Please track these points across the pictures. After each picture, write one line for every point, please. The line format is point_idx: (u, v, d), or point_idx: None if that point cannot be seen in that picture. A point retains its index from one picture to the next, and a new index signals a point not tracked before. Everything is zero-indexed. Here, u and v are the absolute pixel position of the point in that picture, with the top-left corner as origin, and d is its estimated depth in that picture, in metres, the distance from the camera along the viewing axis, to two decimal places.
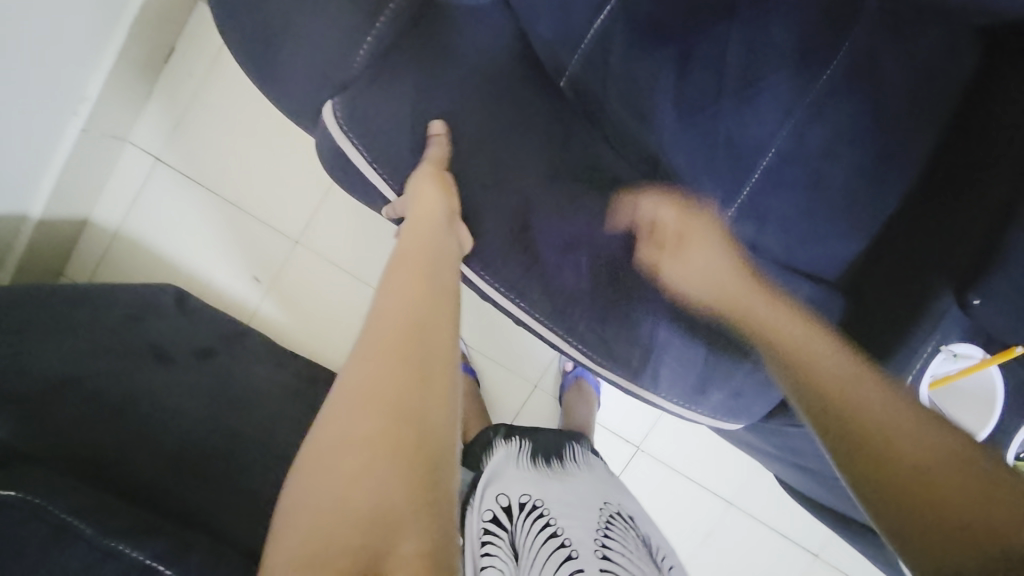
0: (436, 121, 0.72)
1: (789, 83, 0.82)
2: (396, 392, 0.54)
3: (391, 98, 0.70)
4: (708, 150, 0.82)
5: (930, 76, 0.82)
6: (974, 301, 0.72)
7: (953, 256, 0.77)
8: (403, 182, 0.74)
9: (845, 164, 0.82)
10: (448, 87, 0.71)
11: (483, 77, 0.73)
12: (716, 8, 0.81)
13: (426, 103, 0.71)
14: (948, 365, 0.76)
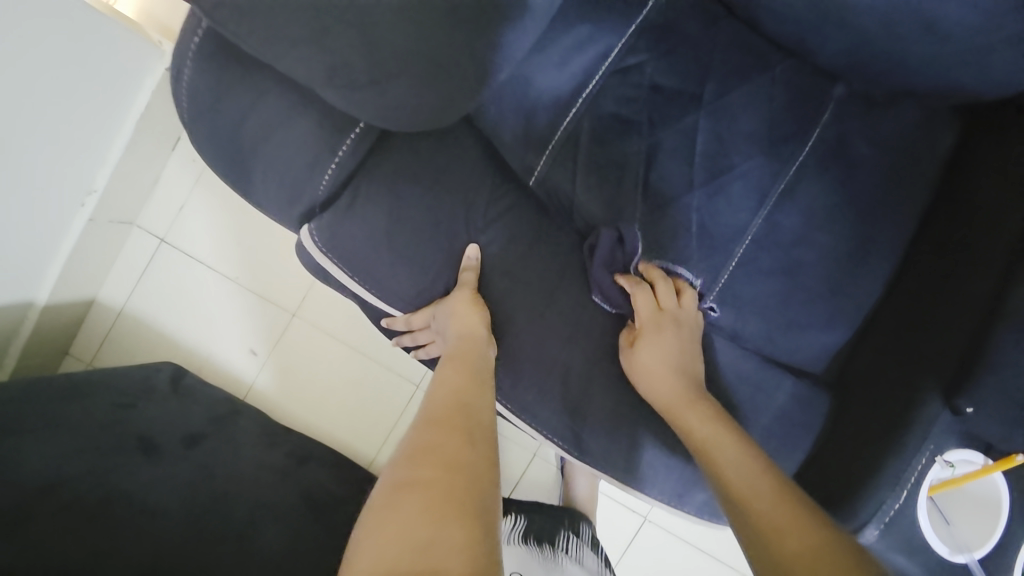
0: (404, 233, 0.74)
1: (764, 169, 0.81)
2: (455, 449, 0.55)
3: (360, 217, 0.73)
4: (681, 239, 0.81)
5: (907, 161, 0.81)
6: (967, 409, 0.69)
7: (940, 355, 0.73)
8: (375, 285, 0.76)
9: (821, 251, 0.80)
10: (414, 201, 0.74)
11: (445, 187, 0.76)
12: (682, 101, 0.81)
13: (397, 218, 0.74)
14: (948, 475, 0.71)
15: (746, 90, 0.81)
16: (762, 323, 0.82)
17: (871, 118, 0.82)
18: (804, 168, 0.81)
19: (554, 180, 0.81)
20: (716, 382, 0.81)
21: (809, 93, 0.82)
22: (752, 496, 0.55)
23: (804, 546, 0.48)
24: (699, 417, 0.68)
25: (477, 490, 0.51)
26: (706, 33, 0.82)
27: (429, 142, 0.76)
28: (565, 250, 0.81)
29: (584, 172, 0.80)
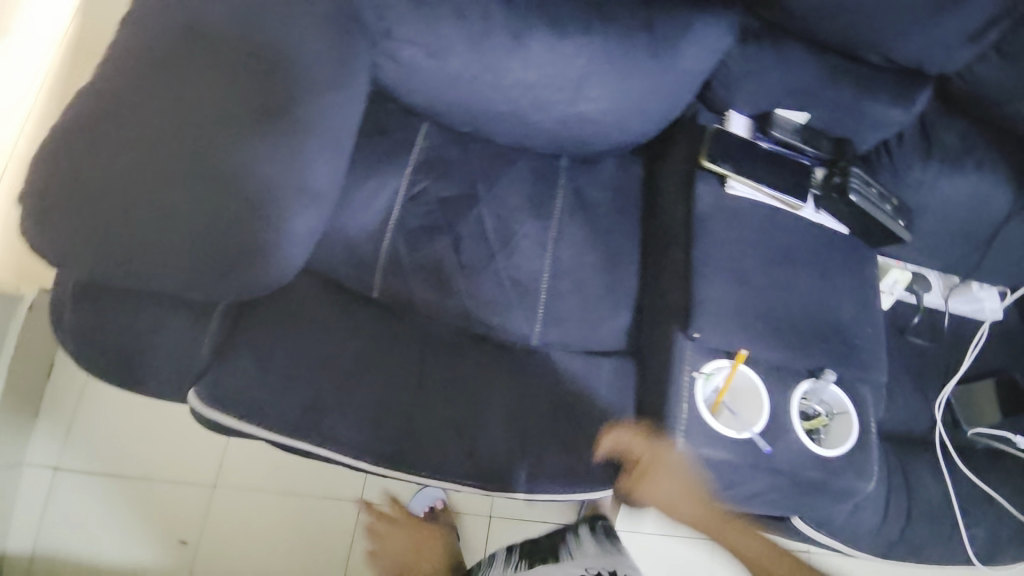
0: (277, 364, 0.92)
1: (537, 227, 1.14)
2: None
3: (238, 367, 0.90)
4: (500, 293, 1.09)
5: (623, 191, 1.19)
6: (695, 334, 0.98)
7: (672, 311, 1.02)
8: (261, 416, 0.89)
9: (595, 266, 1.13)
10: (280, 341, 0.94)
11: (304, 321, 0.96)
12: (464, 201, 1.12)
13: (268, 357, 0.92)
14: (715, 382, 0.99)
15: (504, 181, 1.16)
16: (581, 329, 1.10)
17: (591, 172, 1.20)
18: (562, 216, 1.15)
19: (393, 284, 1.04)
20: (565, 384, 1.05)
21: (545, 169, 1.19)
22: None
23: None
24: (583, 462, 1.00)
25: None
26: (464, 153, 1.15)
27: (287, 293, 0.97)
28: (419, 332, 1.03)
29: (414, 273, 1.06)
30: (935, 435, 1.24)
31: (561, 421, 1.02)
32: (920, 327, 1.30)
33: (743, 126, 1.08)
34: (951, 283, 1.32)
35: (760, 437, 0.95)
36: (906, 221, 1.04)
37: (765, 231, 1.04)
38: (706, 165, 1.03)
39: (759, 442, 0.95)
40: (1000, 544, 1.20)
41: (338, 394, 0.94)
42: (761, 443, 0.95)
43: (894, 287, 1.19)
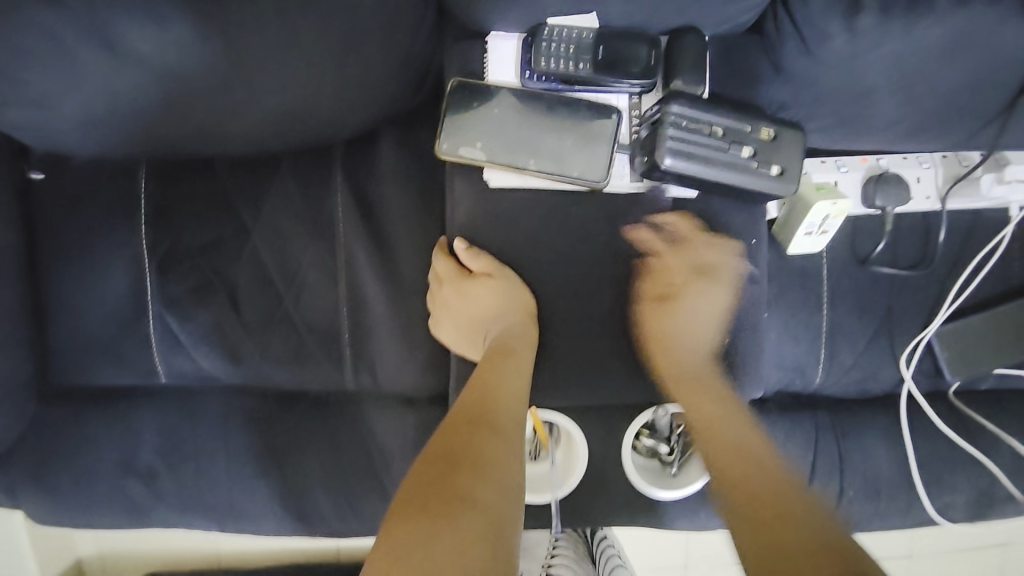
0: (87, 472, 0.93)
1: (320, 252, 0.93)
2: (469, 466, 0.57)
3: (48, 485, 0.92)
4: (294, 341, 0.94)
5: (413, 172, 0.88)
6: None
7: None
8: (95, 518, 0.95)
9: (390, 287, 0.89)
10: (81, 451, 0.93)
11: (99, 424, 0.93)
12: (228, 243, 0.94)
13: (74, 468, 0.92)
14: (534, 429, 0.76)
15: (269, 203, 0.93)
16: (392, 370, 0.90)
17: (367, 158, 0.90)
18: (343, 229, 0.92)
19: (175, 360, 0.94)
20: (382, 432, 0.92)
21: (312, 171, 0.92)
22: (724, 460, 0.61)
23: (798, 524, 0.53)
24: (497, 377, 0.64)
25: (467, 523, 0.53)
26: (211, 182, 0.93)
27: (74, 404, 0.94)
28: (220, 408, 0.95)
29: (194, 347, 0.94)
30: (906, 392, 0.93)
31: (383, 472, 0.92)
32: (893, 249, 0.90)
33: (510, 57, 0.66)
34: (957, 171, 0.84)
35: (558, 507, 0.77)
36: (791, 159, 0.64)
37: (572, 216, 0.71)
38: (445, 159, 0.66)
39: (555, 512, 0.77)
40: (995, 506, 0.94)
41: (151, 487, 0.93)
42: (556, 516, 0.77)
43: (827, 222, 0.79)
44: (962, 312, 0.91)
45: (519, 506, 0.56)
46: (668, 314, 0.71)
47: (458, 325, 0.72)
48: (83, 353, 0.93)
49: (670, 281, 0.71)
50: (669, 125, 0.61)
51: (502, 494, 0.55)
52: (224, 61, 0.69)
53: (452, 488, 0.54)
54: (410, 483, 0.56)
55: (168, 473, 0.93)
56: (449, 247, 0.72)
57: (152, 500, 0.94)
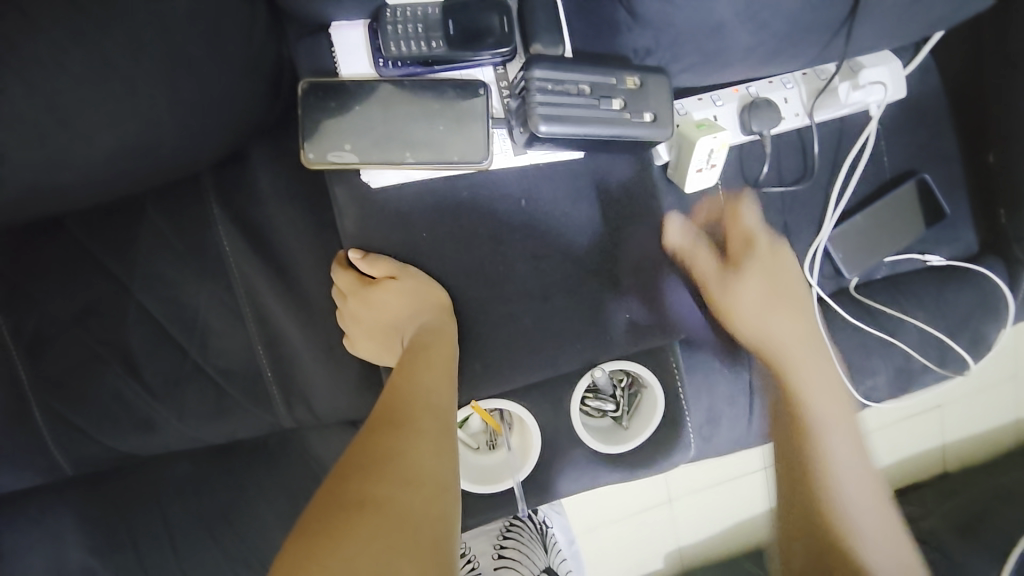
0: None
1: (218, 293, 0.85)
2: (388, 457, 0.50)
3: None
4: (210, 392, 0.87)
5: (295, 187, 0.82)
6: None
7: None
8: None
9: (300, 313, 0.84)
10: None
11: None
12: (106, 305, 0.84)
13: None
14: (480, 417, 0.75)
15: (145, 254, 0.84)
16: (326, 397, 0.86)
17: (243, 182, 0.83)
18: (235, 263, 0.85)
19: (77, 445, 0.85)
20: (327, 463, 0.87)
21: (185, 207, 0.84)
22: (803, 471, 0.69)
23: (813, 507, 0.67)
24: (414, 376, 0.59)
25: (396, 519, 0.45)
26: (69, 245, 0.83)
27: None
28: (148, 485, 0.87)
29: (99, 428, 0.85)
30: (816, 296, 0.99)
31: None
32: (779, 168, 0.95)
33: (359, 47, 0.62)
34: (817, 84, 0.89)
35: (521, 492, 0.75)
36: (661, 104, 0.66)
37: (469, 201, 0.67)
38: (317, 169, 0.62)
39: (518, 495, 0.76)
40: (911, 377, 1.04)
41: None
42: (521, 500, 0.76)
43: (713, 156, 0.80)
44: (848, 213, 0.99)
45: (447, 495, 0.49)
46: (738, 291, 0.77)
47: (373, 336, 0.69)
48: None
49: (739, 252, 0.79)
50: (536, 91, 0.61)
51: (429, 481, 0.49)
52: (31, 108, 0.60)
53: (363, 492, 0.47)
54: (317, 502, 0.47)
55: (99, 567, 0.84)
56: (346, 259, 0.68)
57: None
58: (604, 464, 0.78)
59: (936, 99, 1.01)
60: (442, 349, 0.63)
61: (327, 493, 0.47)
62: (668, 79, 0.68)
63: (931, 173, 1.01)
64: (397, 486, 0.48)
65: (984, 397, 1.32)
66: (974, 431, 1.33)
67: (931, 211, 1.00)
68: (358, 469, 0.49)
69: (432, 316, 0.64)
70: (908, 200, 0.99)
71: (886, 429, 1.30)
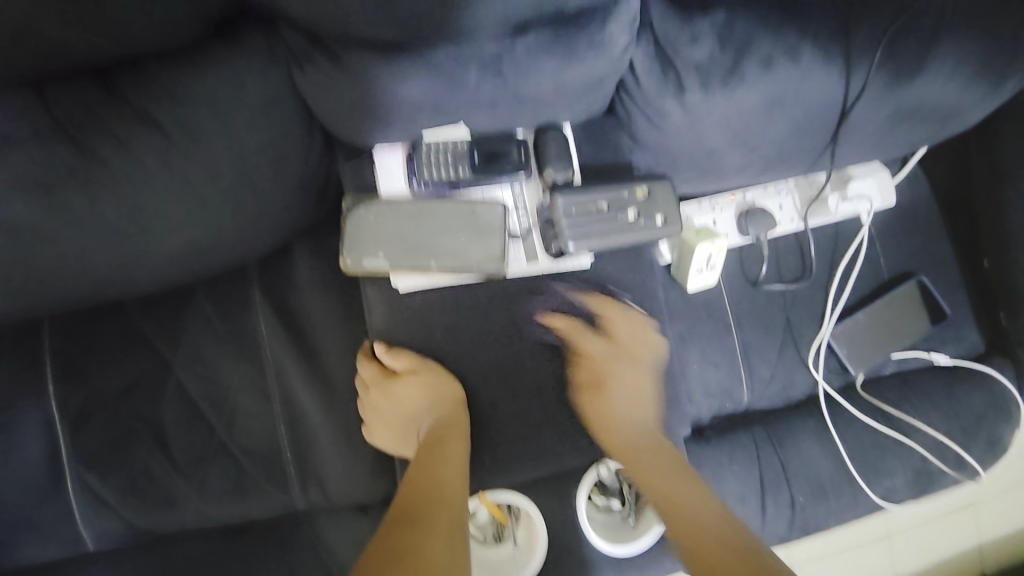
0: None
1: (249, 373, 0.91)
2: (406, 553, 0.53)
3: None
4: (228, 470, 0.90)
5: (330, 280, 0.90)
6: None
7: None
8: None
9: (324, 397, 0.89)
10: None
11: None
12: (145, 381, 0.90)
13: None
14: (491, 509, 0.74)
15: (188, 333, 0.92)
16: (341, 481, 0.88)
17: (283, 272, 0.92)
18: (268, 347, 0.91)
19: (98, 517, 0.87)
20: (336, 549, 0.88)
21: (229, 294, 0.92)
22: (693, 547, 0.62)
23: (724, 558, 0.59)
24: (432, 472, 0.63)
25: None
26: (122, 324, 0.91)
27: None
28: (159, 562, 0.88)
29: (121, 502, 0.88)
30: (824, 392, 1.01)
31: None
32: (778, 267, 1.01)
33: (397, 169, 0.72)
34: (809, 194, 0.98)
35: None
36: (669, 207, 0.71)
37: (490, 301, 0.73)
38: (352, 273, 0.70)
39: None
40: (930, 479, 1.02)
41: None
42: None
43: (712, 259, 0.87)
44: (849, 310, 1.02)
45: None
46: (608, 401, 0.74)
47: (390, 424, 0.73)
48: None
49: (604, 359, 0.75)
50: (558, 209, 0.68)
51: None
52: (114, 216, 0.70)
53: None
54: None
55: None
56: (371, 351, 0.74)
57: None
58: (613, 562, 0.78)
59: (926, 207, 1.08)
60: (457, 442, 0.66)
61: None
62: (671, 183, 0.73)
63: (929, 274, 1.06)
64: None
65: (1010, 498, 1.31)
66: (1004, 533, 1.31)
67: (931, 311, 1.03)
68: (378, 564, 0.52)
69: (449, 408, 0.69)
70: (908, 300, 1.03)
71: (912, 529, 1.27)
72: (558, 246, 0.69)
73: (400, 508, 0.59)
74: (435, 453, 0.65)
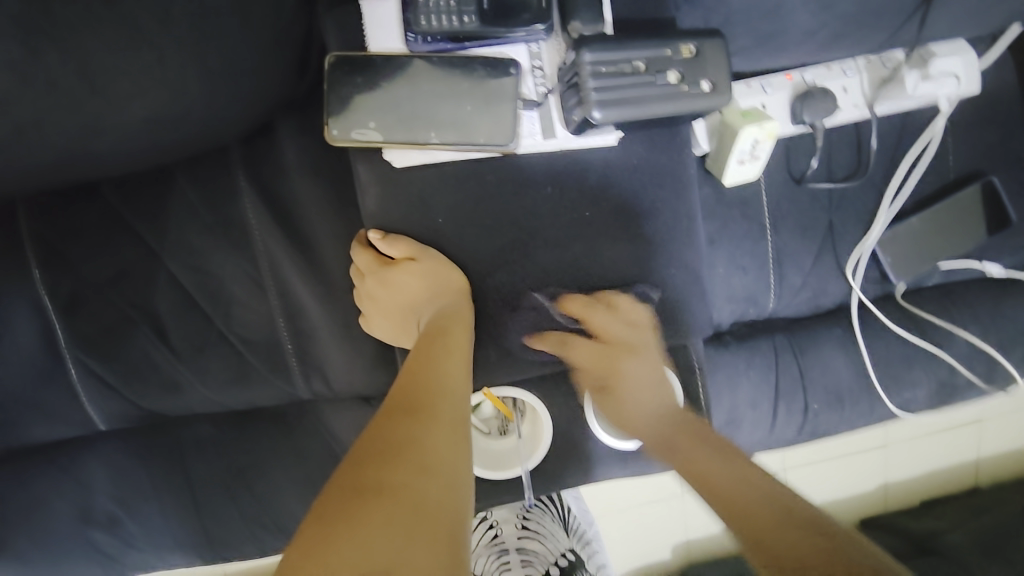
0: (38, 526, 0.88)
1: (242, 263, 0.86)
2: (405, 443, 0.49)
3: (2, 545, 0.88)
4: (230, 358, 0.89)
5: (320, 161, 0.81)
6: None
7: None
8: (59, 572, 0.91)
9: (320, 289, 0.84)
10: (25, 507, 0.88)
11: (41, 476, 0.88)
12: (137, 268, 0.86)
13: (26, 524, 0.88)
14: (498, 401, 0.73)
15: (173, 218, 0.85)
16: (343, 372, 0.86)
17: (270, 153, 0.82)
18: (259, 235, 0.85)
19: (107, 398, 0.89)
20: (341, 435, 0.89)
21: (213, 176, 0.84)
22: (724, 503, 0.53)
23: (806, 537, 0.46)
24: (434, 363, 0.58)
25: (409, 504, 0.44)
26: (101, 207, 0.85)
27: (14, 467, 0.88)
28: (173, 443, 0.91)
29: (128, 387, 0.88)
30: (857, 300, 0.94)
31: None
32: (829, 163, 0.89)
33: (390, 20, 0.60)
34: (881, 73, 0.82)
35: (532, 480, 0.74)
36: (718, 70, 0.59)
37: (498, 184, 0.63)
38: (340, 146, 0.60)
39: (529, 483, 0.74)
40: (953, 393, 0.97)
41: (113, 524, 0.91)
42: (529, 488, 0.75)
43: (758, 148, 0.75)
44: (901, 215, 0.91)
45: (461, 489, 0.48)
46: (618, 403, 0.69)
47: (390, 317, 0.68)
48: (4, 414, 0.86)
49: (616, 339, 0.67)
50: (586, 70, 0.56)
51: (445, 472, 0.48)
52: (62, 72, 0.60)
53: (378, 477, 0.46)
54: (334, 483, 0.47)
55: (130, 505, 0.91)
56: (366, 238, 0.66)
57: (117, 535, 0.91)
58: (618, 458, 0.77)
59: (1015, 94, 0.92)
60: (461, 336, 0.61)
61: (342, 480, 0.46)
62: (725, 40, 0.60)
63: (1001, 175, 0.93)
64: (412, 471, 0.47)
65: (1015, 416, 1.29)
66: (1003, 448, 1.31)
67: (994, 218, 0.91)
68: (375, 451, 0.48)
69: (452, 300, 0.63)
70: (970, 205, 0.91)
71: (910, 440, 1.28)
72: (582, 116, 0.58)
73: (399, 398, 0.55)
74: (438, 345, 0.60)
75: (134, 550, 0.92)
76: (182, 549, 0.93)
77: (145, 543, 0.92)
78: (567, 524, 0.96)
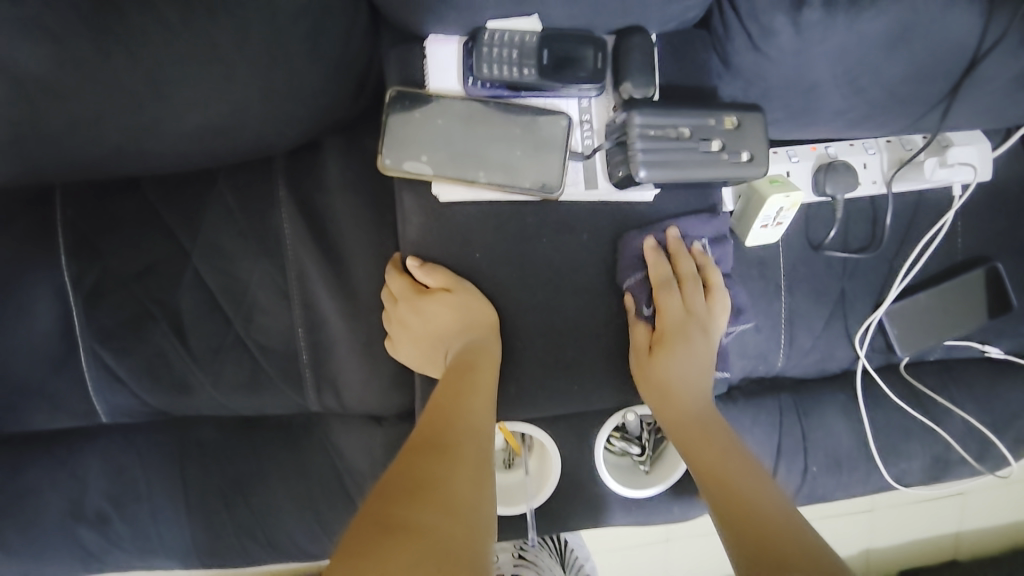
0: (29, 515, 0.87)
1: (269, 272, 0.88)
2: (433, 481, 0.50)
3: None
4: (244, 364, 0.89)
5: (358, 182, 0.83)
6: None
7: None
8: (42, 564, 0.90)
9: (342, 306, 0.85)
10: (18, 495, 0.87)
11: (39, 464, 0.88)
12: (165, 265, 0.87)
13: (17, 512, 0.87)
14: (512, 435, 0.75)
15: (206, 221, 0.87)
16: (354, 389, 0.86)
17: (312, 170, 0.85)
18: (289, 246, 0.86)
19: (116, 392, 0.88)
20: (344, 453, 0.89)
21: (252, 184, 0.86)
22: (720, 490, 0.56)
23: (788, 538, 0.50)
24: (462, 398, 0.59)
25: (438, 546, 0.45)
26: (137, 202, 0.86)
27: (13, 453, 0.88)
28: (174, 443, 0.90)
29: (138, 383, 0.88)
30: (862, 368, 0.96)
31: (345, 491, 0.89)
32: (845, 233, 0.92)
33: (451, 62, 0.63)
34: (901, 154, 0.86)
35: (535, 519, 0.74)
36: (757, 143, 0.62)
37: (538, 227, 0.65)
38: (391, 175, 0.63)
39: (532, 524, 0.74)
40: (947, 468, 0.99)
41: (102, 521, 0.89)
42: (532, 527, 0.75)
43: (781, 214, 0.78)
44: (910, 290, 0.95)
45: (485, 532, 0.48)
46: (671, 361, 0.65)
47: (417, 344, 0.69)
48: (12, 399, 0.86)
49: (673, 325, 0.64)
50: (633, 131, 0.59)
51: (472, 513, 0.49)
52: (132, 78, 0.62)
53: (408, 514, 0.46)
54: (363, 517, 0.47)
55: (121, 503, 0.89)
56: (403, 264, 0.68)
57: (103, 534, 0.89)
58: (621, 503, 0.77)
59: None
60: (489, 372, 0.62)
61: (371, 515, 0.47)
62: (764, 115, 0.64)
63: (1005, 261, 0.96)
64: (441, 511, 0.47)
65: (1000, 493, 1.30)
66: (987, 524, 1.31)
67: (997, 303, 0.95)
68: (404, 487, 0.49)
69: (481, 333, 0.64)
70: (976, 288, 0.94)
71: (897, 508, 1.28)
72: (626, 173, 0.61)
73: (425, 431, 0.56)
74: (466, 378, 0.61)
75: (117, 550, 0.90)
76: (167, 554, 0.91)
77: (131, 545, 0.90)
78: (560, 561, 0.95)
